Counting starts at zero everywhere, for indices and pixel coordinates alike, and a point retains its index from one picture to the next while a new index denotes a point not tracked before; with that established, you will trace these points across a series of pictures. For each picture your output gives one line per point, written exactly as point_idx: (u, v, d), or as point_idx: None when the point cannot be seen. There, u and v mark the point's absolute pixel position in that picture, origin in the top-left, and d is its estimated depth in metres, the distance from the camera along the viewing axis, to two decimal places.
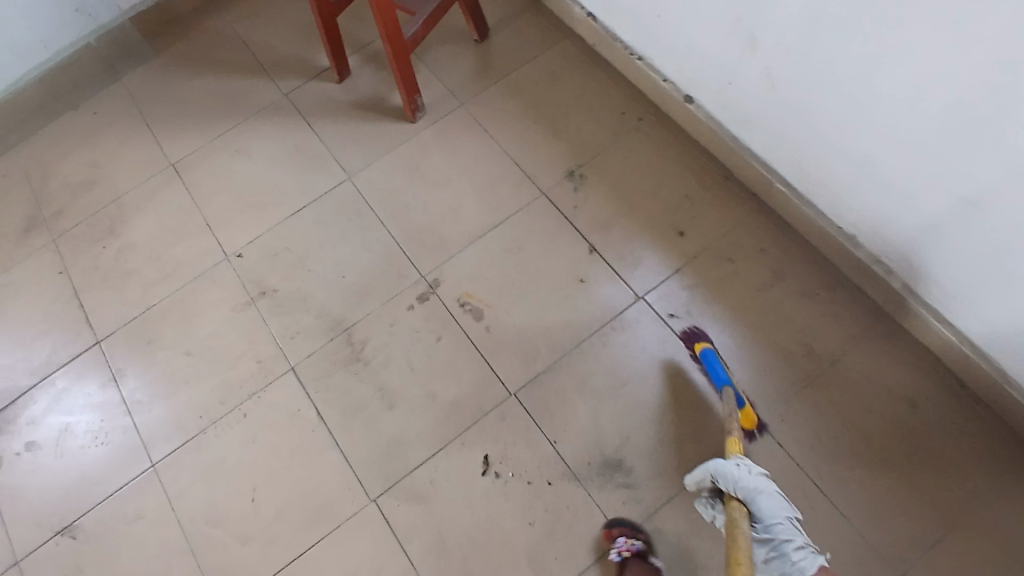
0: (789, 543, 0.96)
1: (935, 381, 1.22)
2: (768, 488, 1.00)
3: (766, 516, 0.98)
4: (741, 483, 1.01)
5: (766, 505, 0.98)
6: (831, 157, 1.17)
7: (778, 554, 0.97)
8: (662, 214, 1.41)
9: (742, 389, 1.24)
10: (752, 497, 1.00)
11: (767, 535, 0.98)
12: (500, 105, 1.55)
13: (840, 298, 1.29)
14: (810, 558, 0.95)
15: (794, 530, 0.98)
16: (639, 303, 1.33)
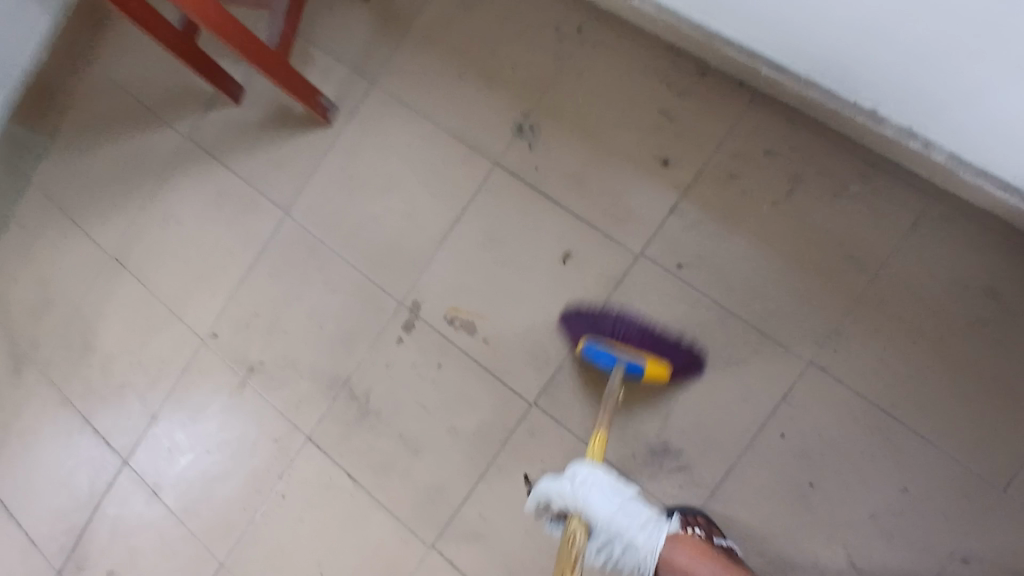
0: (633, 523, 0.90)
1: (1013, 257, 1.00)
2: (592, 475, 0.91)
3: (595, 493, 0.89)
4: (577, 491, 0.90)
5: (597, 493, 0.90)
6: (820, 31, 0.91)
7: (626, 547, 0.91)
8: (638, 143, 1.16)
9: (782, 330, 1.07)
10: (596, 494, 0.89)
11: (627, 534, 0.90)
12: (415, 68, 1.30)
13: (876, 185, 1.06)
14: (652, 537, 0.90)
15: (620, 482, 0.92)
16: (640, 263, 1.14)
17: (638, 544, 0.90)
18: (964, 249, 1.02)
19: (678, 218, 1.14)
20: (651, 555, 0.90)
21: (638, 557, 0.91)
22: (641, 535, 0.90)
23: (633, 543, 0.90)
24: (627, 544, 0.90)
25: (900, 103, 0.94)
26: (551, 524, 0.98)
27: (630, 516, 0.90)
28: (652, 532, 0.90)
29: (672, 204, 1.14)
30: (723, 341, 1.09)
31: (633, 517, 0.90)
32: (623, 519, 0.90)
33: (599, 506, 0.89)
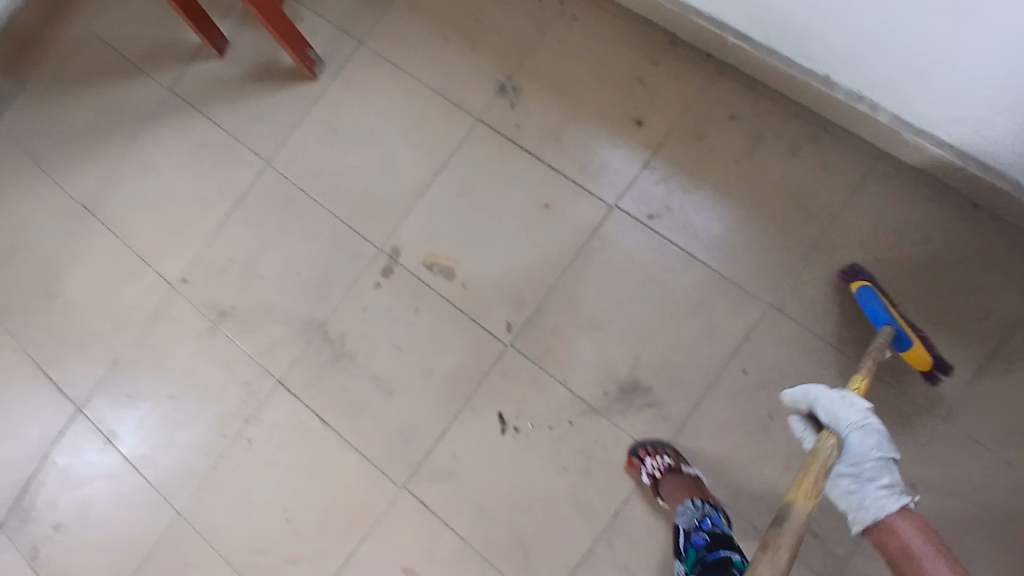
0: (873, 479, 0.84)
1: (944, 209, 1.12)
2: (840, 396, 0.90)
3: (835, 418, 0.88)
4: (826, 409, 0.90)
5: (859, 430, 0.86)
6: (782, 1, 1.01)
7: (862, 485, 0.83)
8: (614, 104, 1.25)
9: (744, 274, 1.15)
10: (853, 415, 0.87)
11: (869, 473, 0.84)
12: (403, 31, 1.36)
13: (830, 145, 1.16)
14: (895, 497, 0.81)
15: (875, 423, 0.88)
16: (614, 213, 1.22)
17: (870, 498, 0.82)
18: (903, 203, 1.13)
19: (649, 173, 1.22)
20: (889, 494, 0.81)
21: (865, 507, 0.83)
22: (878, 466, 0.84)
23: (870, 481, 0.83)
24: (846, 495, 0.85)
25: (849, 68, 1.05)
26: (793, 421, 0.96)
27: (865, 448, 0.86)
28: (878, 456, 0.85)
29: (644, 160, 1.22)
30: (689, 285, 1.17)
31: (864, 459, 0.85)
32: (862, 464, 0.85)
33: (851, 435, 0.86)
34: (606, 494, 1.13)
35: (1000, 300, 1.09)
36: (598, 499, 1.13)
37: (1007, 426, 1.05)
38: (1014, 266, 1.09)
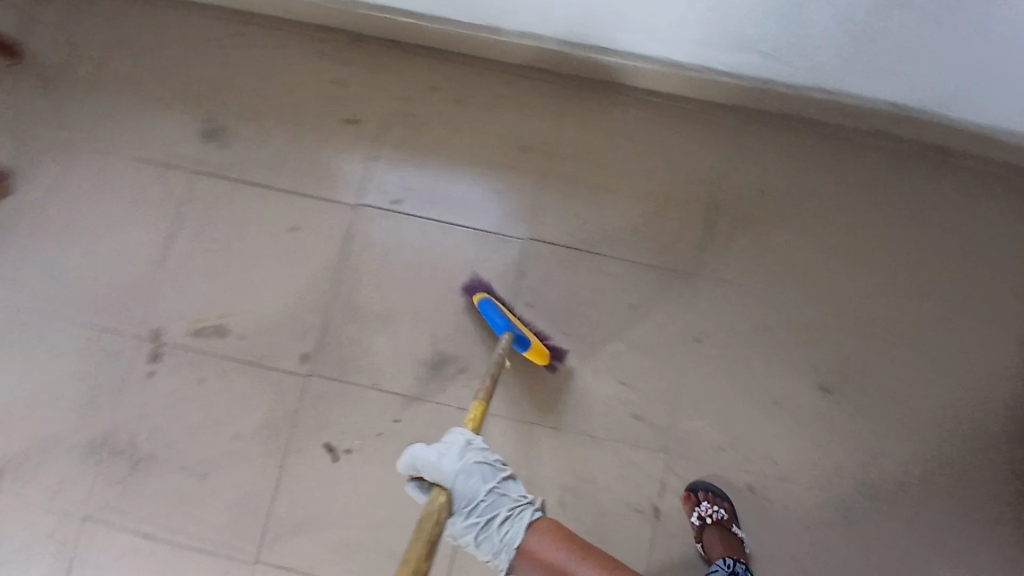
0: (491, 522, 0.84)
1: (632, 105, 1.28)
2: (464, 443, 0.86)
3: (460, 466, 0.84)
4: (438, 459, 0.84)
5: (465, 481, 0.83)
6: None
7: (483, 535, 0.84)
8: (325, 113, 1.27)
9: (495, 221, 1.24)
10: (461, 467, 0.84)
11: (489, 514, 0.83)
12: (83, 114, 1.28)
13: (523, 86, 1.29)
14: (526, 515, 0.85)
15: (495, 467, 0.86)
16: (362, 212, 1.23)
17: (491, 541, 0.84)
18: (598, 114, 1.28)
19: (381, 164, 1.26)
20: (511, 531, 0.84)
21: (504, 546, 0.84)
22: (501, 504, 0.84)
23: (495, 523, 0.83)
24: (474, 544, 0.84)
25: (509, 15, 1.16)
26: (410, 488, 0.87)
27: (489, 480, 0.84)
28: (501, 496, 0.85)
29: (371, 154, 1.26)
30: (454, 248, 1.22)
31: (495, 506, 0.84)
32: (475, 514, 0.83)
33: (474, 484, 0.83)
34: None
35: (701, 162, 1.27)
36: None
37: (741, 255, 1.24)
38: (701, 131, 1.28)
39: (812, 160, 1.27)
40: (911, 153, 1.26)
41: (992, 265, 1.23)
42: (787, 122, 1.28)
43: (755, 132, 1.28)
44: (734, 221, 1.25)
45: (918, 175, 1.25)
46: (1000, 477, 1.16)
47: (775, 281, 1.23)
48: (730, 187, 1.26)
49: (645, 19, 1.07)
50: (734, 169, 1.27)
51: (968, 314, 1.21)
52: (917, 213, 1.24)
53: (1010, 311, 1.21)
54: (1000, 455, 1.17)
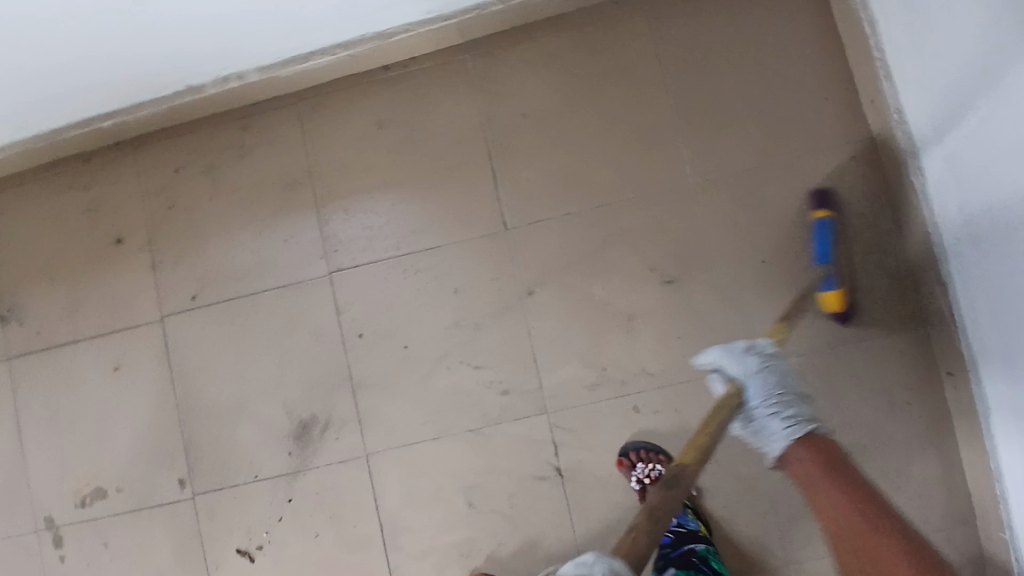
0: (777, 411, 0.81)
1: (370, 92, 1.19)
2: (754, 344, 0.86)
3: (759, 368, 0.83)
4: (736, 361, 0.85)
5: (761, 379, 0.83)
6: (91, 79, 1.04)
7: (761, 425, 0.81)
8: (92, 244, 1.22)
9: (293, 270, 1.17)
10: (755, 366, 0.84)
11: (778, 411, 0.80)
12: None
13: (259, 124, 1.20)
14: (797, 429, 0.79)
15: (780, 366, 0.85)
16: (168, 322, 1.19)
17: (768, 430, 0.80)
18: (342, 116, 1.19)
19: (163, 268, 1.20)
20: (790, 428, 0.79)
21: (767, 436, 0.81)
22: (794, 407, 0.81)
23: (778, 417, 0.80)
24: (754, 432, 0.82)
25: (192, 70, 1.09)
26: (711, 379, 0.88)
27: (787, 386, 0.83)
28: (794, 402, 0.82)
29: (150, 262, 1.20)
30: (267, 316, 1.17)
31: (791, 405, 0.81)
32: (767, 404, 0.81)
33: (756, 385, 0.82)
34: (361, 517, 1.15)
35: (461, 114, 1.17)
36: (359, 527, 1.15)
37: (540, 188, 1.15)
38: (446, 84, 1.18)
39: (568, 57, 1.16)
40: (660, 2, 1.15)
41: (789, 75, 1.13)
42: (528, 31, 1.16)
43: (502, 56, 1.17)
44: (519, 157, 1.16)
45: (678, 21, 1.15)
46: (876, 283, 1.10)
47: (585, 198, 1.14)
48: (502, 127, 1.17)
49: (306, 10, 0.98)
50: (495, 106, 1.17)
51: (788, 137, 1.12)
52: (694, 59, 1.15)
53: (828, 113, 1.12)
54: (870, 262, 1.10)
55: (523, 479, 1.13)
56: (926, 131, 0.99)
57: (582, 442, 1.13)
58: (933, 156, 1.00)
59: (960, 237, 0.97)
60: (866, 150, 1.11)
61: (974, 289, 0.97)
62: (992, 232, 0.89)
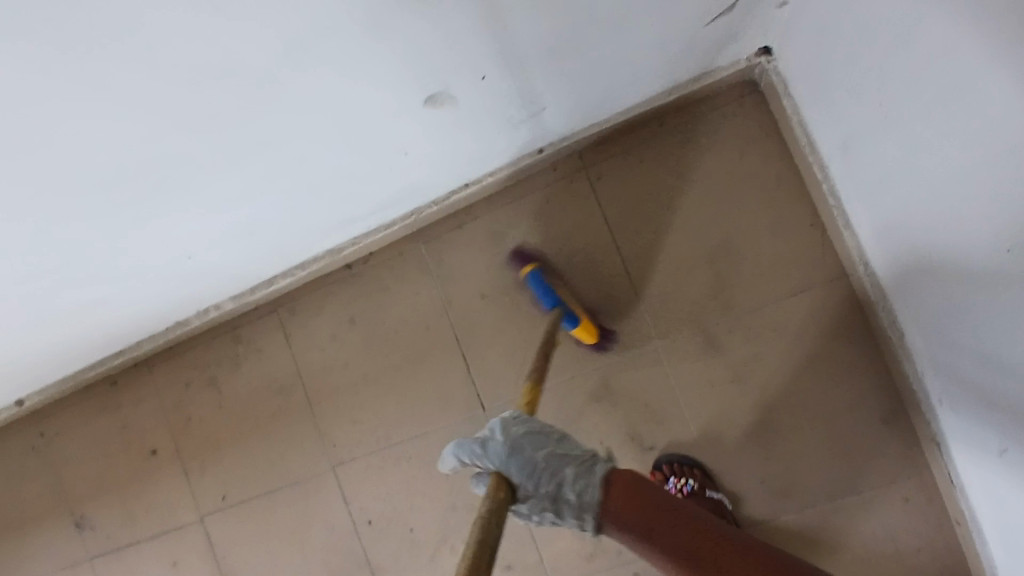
0: (560, 481, 0.74)
1: (337, 291, 1.23)
2: (502, 423, 0.79)
3: (505, 448, 0.77)
4: (511, 449, 0.76)
5: (510, 465, 0.75)
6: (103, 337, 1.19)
7: (559, 512, 0.74)
8: (133, 457, 1.36)
9: (299, 466, 1.26)
10: (500, 450, 0.76)
11: (554, 486, 0.73)
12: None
13: (249, 332, 1.28)
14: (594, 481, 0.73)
15: (532, 433, 0.78)
16: (206, 520, 1.32)
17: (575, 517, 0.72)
18: (318, 317, 1.25)
19: (193, 472, 1.32)
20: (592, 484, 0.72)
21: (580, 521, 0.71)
22: (565, 467, 0.75)
23: (565, 484, 0.74)
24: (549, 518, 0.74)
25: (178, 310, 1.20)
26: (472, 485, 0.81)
27: (541, 465, 0.75)
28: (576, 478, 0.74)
29: (182, 470, 1.33)
30: (286, 508, 1.27)
31: (557, 467, 0.75)
32: (536, 477, 0.74)
33: (515, 469, 0.75)
34: None
35: (425, 300, 1.20)
36: None
37: (509, 364, 1.17)
38: (405, 273, 1.20)
39: (516, 230, 1.16)
40: (598, 158, 1.13)
41: (742, 217, 1.08)
42: (473, 212, 1.17)
43: (451, 239, 1.18)
44: (485, 335, 1.18)
45: (617, 180, 1.12)
46: (872, 429, 1.04)
47: (554, 370, 1.16)
48: (463, 309, 1.19)
49: (266, 248, 1.09)
50: (454, 289, 1.19)
51: (748, 280, 1.08)
52: (641, 213, 1.12)
53: (791, 253, 1.07)
54: (860, 406, 1.05)
55: None
56: (892, 289, 0.96)
57: None
58: (899, 309, 0.96)
59: (939, 393, 0.93)
60: (839, 286, 1.05)
61: (960, 443, 0.92)
62: (964, 394, 0.86)
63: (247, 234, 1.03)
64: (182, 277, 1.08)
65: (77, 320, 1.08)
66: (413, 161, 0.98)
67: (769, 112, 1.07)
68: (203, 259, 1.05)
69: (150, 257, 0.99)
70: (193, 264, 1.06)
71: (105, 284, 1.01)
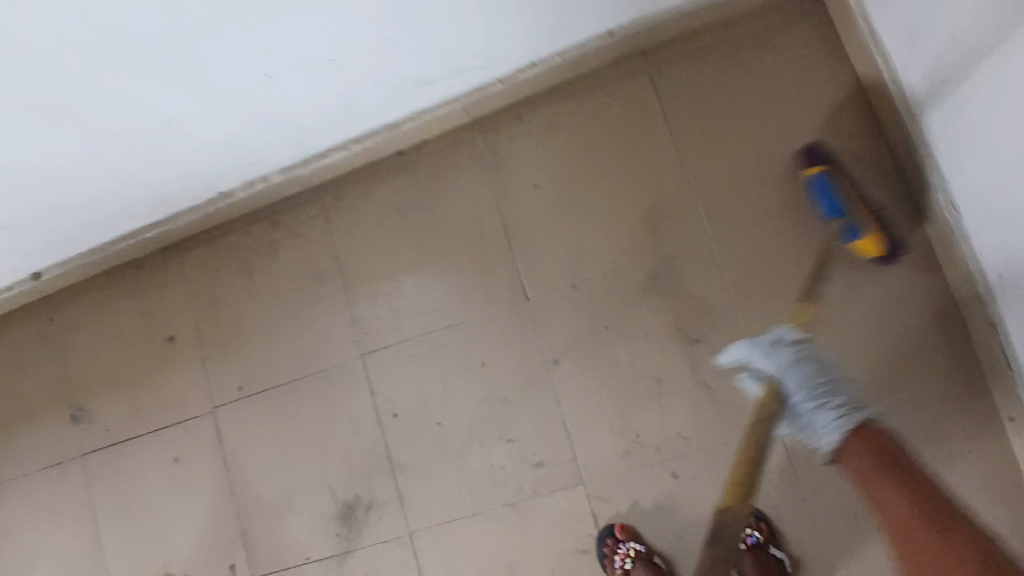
0: (823, 406, 0.85)
1: (389, 177, 1.24)
2: (785, 338, 0.89)
3: (791, 362, 0.87)
4: (777, 366, 0.88)
5: (797, 374, 0.86)
6: (145, 198, 1.15)
7: (808, 420, 0.85)
8: (150, 344, 1.30)
9: (327, 353, 1.23)
10: (786, 360, 0.87)
11: (824, 398, 0.85)
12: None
13: (290, 217, 1.27)
14: (850, 417, 0.84)
15: (814, 355, 0.88)
16: (219, 413, 1.26)
17: (816, 423, 0.85)
18: (364, 203, 1.24)
19: (213, 361, 1.27)
20: (843, 417, 0.84)
21: (815, 434, 0.85)
22: (837, 396, 0.85)
23: (825, 407, 0.84)
24: (804, 429, 0.87)
25: (222, 178, 1.17)
26: (745, 379, 0.92)
27: (819, 377, 0.87)
28: (837, 387, 0.87)
29: (201, 359, 1.28)
30: (308, 398, 1.22)
31: (832, 393, 0.86)
32: (814, 395, 0.85)
33: (794, 378, 0.87)
34: None
35: (476, 190, 1.20)
36: None
37: (557, 256, 1.16)
38: (459, 162, 1.21)
39: (576, 123, 1.18)
40: (664, 58, 1.17)
41: (801, 118, 1.12)
42: (535, 106, 1.20)
43: (511, 130, 1.20)
44: (535, 226, 1.18)
45: (679, 80, 1.16)
46: (925, 324, 1.07)
47: (602, 262, 1.15)
48: (513, 200, 1.19)
49: (325, 111, 1.07)
50: (507, 180, 1.19)
51: (802, 177, 1.11)
52: (700, 112, 1.15)
53: (846, 154, 1.10)
54: (910, 302, 1.08)
55: (566, 553, 1.12)
56: (953, 166, 0.97)
57: (621, 515, 1.11)
58: (959, 187, 0.98)
59: (1007, 278, 0.92)
60: (893, 184, 1.08)
61: None
62: None
63: (307, 83, 0.99)
64: (232, 111, 1.00)
65: (115, 162, 1.02)
66: (489, 22, 0.98)
67: (830, 21, 1.12)
68: (269, 86, 0.97)
69: (218, 100, 0.96)
70: (253, 121, 1.04)
71: (152, 116, 0.95)
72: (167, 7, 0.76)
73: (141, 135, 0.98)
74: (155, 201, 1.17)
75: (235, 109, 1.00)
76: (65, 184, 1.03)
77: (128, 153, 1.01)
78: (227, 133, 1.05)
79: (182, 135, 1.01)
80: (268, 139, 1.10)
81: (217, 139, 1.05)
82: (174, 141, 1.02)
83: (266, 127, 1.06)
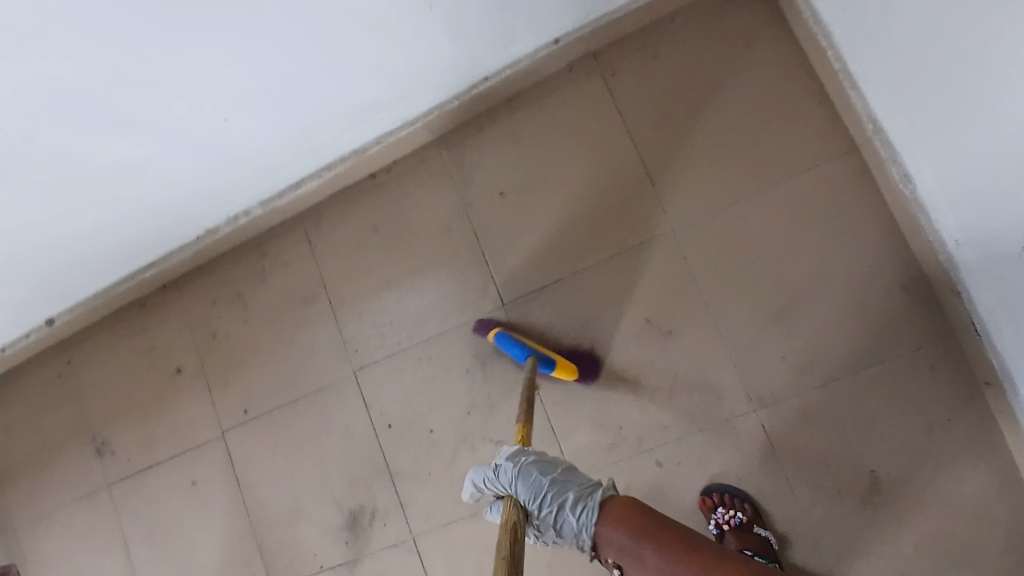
0: (563, 505, 0.85)
1: (364, 198, 1.29)
2: (511, 453, 0.90)
3: (516, 476, 0.87)
4: (509, 476, 0.88)
5: (524, 483, 0.87)
6: (137, 241, 1.22)
7: (557, 522, 0.85)
8: (159, 376, 1.38)
9: (321, 371, 1.28)
10: (515, 471, 0.87)
11: (559, 500, 0.85)
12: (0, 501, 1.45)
13: (276, 244, 1.33)
14: (591, 505, 0.84)
15: (546, 462, 0.88)
16: (228, 436, 1.33)
17: (567, 526, 0.84)
18: (343, 225, 1.30)
19: (217, 387, 1.34)
20: (582, 514, 0.84)
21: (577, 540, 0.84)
22: (569, 488, 0.86)
23: (567, 507, 0.85)
24: (558, 535, 0.85)
25: (207, 215, 1.23)
26: (488, 511, 0.96)
27: (558, 478, 0.87)
28: (567, 483, 0.87)
29: (206, 386, 1.35)
30: (308, 415, 1.29)
31: (562, 490, 0.86)
32: (545, 497, 0.85)
33: (524, 488, 0.87)
34: None
35: (446, 202, 1.25)
36: None
37: (528, 260, 1.20)
38: (428, 177, 1.26)
39: (535, 129, 1.22)
40: (614, 57, 1.19)
41: (752, 101, 1.13)
42: (494, 116, 1.24)
43: (474, 141, 1.24)
44: (505, 231, 1.22)
45: (632, 76, 1.18)
46: (892, 295, 1.05)
47: (572, 261, 1.18)
48: (482, 209, 1.23)
49: (290, 143, 1.12)
50: (474, 189, 1.24)
51: (760, 161, 1.12)
52: (654, 106, 1.17)
53: (799, 134, 1.11)
54: (875, 275, 1.06)
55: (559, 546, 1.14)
56: (899, 133, 0.98)
57: None
58: (911, 158, 0.98)
59: (964, 242, 0.92)
60: (848, 158, 1.09)
61: (993, 299, 0.91)
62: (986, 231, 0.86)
63: (267, 117, 1.04)
64: (201, 154, 1.06)
65: (102, 211, 1.09)
66: (432, 42, 1.02)
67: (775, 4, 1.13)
68: (229, 129, 1.03)
69: (186, 143, 1.02)
70: (224, 159, 1.10)
71: (125, 165, 1.01)
72: (99, 67, 0.83)
73: (120, 184, 1.05)
74: (147, 242, 1.24)
75: (203, 151, 1.06)
76: (60, 236, 1.11)
77: (111, 206, 1.08)
78: (201, 173, 1.11)
79: (159, 179, 1.08)
80: (241, 174, 1.16)
81: (193, 180, 1.12)
82: (151, 186, 1.08)
83: (237, 163, 1.12)
